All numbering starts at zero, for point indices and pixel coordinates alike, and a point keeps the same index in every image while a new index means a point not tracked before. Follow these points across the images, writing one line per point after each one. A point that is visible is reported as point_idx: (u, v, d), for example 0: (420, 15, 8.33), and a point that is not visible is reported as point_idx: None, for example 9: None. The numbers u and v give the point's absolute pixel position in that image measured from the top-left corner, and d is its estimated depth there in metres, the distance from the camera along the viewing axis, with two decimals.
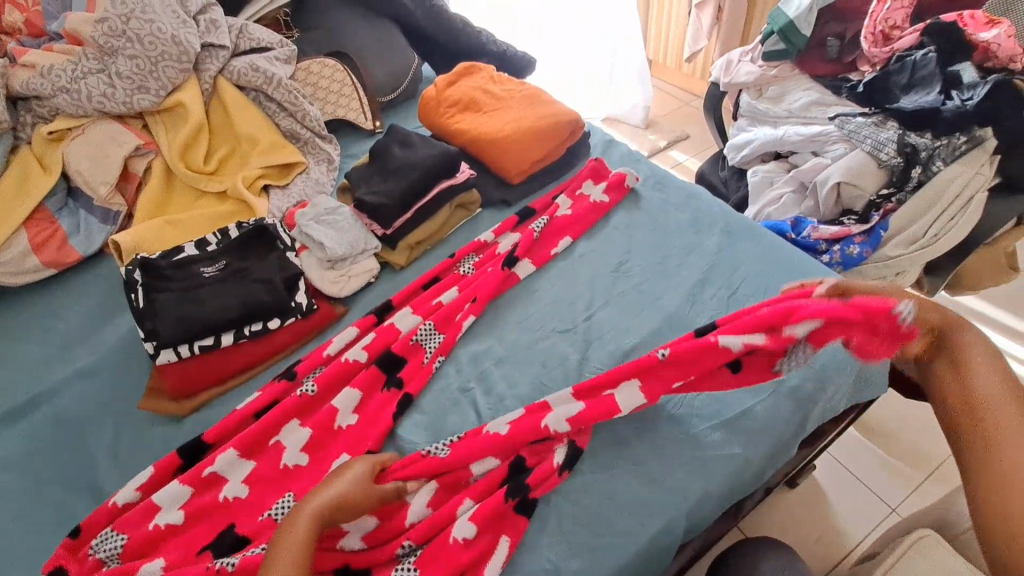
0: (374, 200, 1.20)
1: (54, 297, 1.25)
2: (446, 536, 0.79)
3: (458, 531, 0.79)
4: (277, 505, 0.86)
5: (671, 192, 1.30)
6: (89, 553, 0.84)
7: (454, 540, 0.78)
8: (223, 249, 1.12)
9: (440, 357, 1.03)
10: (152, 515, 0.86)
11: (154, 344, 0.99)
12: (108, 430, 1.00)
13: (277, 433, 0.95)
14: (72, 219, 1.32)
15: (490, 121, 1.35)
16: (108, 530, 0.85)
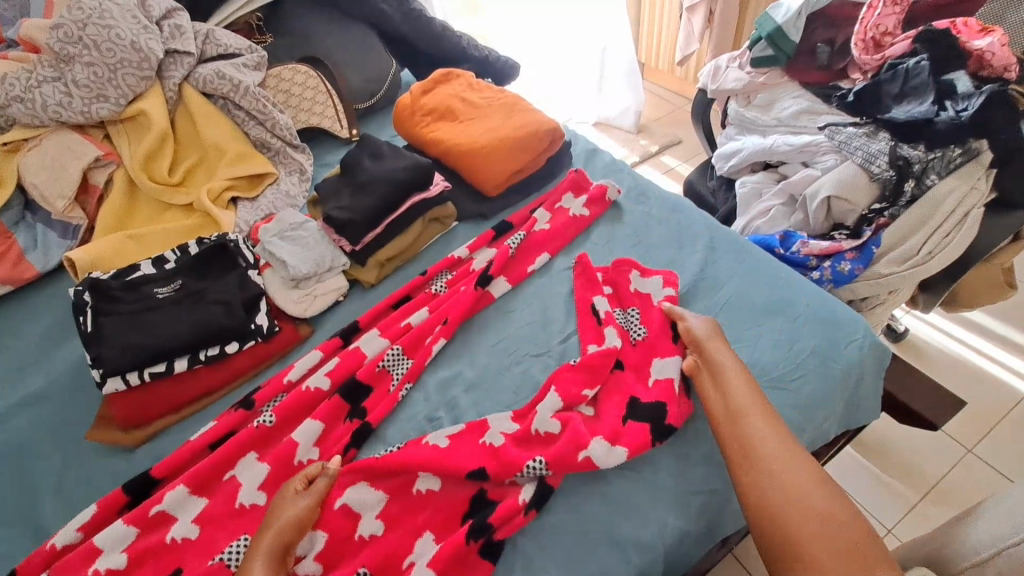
0: (339, 215, 1.13)
1: (7, 316, 1.19)
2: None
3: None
4: (229, 548, 0.80)
5: (654, 205, 1.25)
6: None
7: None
8: (180, 268, 1.06)
9: (408, 384, 0.97)
10: (93, 559, 0.80)
11: (101, 371, 0.93)
12: (52, 462, 0.94)
13: (232, 468, 0.89)
14: (29, 234, 1.27)
15: (467, 131, 1.29)
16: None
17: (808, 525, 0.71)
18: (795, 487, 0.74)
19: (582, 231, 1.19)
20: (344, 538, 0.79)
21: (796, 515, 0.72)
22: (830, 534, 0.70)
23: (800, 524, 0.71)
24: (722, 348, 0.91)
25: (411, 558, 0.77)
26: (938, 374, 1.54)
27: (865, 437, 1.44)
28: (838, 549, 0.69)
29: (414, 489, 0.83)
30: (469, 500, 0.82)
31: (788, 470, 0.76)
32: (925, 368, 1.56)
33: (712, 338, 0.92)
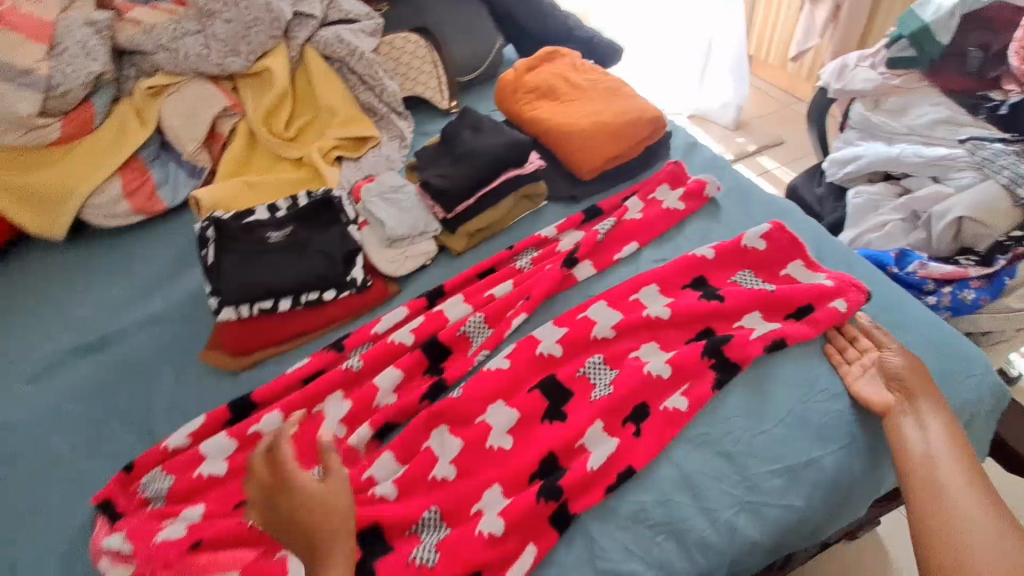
0: (439, 181, 1.17)
1: (140, 242, 1.35)
2: (472, 530, 0.77)
3: (485, 526, 0.77)
4: (311, 473, 0.87)
5: (756, 207, 1.19)
6: (138, 490, 0.88)
7: (480, 535, 0.76)
8: (291, 216, 1.14)
9: (485, 351, 1.00)
10: (198, 464, 0.89)
11: (218, 301, 1.03)
12: (169, 373, 1.06)
13: (320, 403, 0.96)
14: (162, 171, 1.41)
15: (568, 112, 1.28)
16: (158, 470, 0.89)
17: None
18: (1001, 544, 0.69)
19: (676, 225, 1.16)
20: (418, 477, 0.84)
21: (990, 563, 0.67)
22: None
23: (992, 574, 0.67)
24: (927, 386, 0.85)
25: (479, 507, 0.81)
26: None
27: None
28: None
29: (487, 444, 0.87)
30: (538, 461, 0.84)
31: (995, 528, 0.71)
32: None
33: (922, 378, 0.86)
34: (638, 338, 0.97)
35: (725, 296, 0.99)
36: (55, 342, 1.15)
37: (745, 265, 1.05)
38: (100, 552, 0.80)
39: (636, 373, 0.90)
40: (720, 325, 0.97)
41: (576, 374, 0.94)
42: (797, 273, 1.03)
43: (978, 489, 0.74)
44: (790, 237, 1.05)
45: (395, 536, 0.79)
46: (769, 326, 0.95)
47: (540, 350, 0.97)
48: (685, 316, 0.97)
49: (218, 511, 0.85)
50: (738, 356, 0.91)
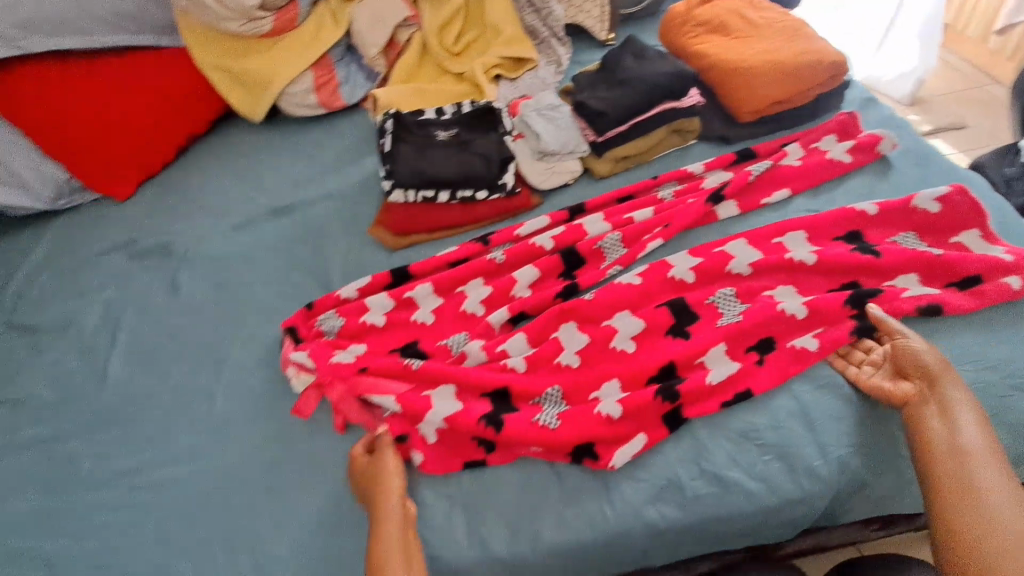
0: (598, 103, 1.21)
1: (321, 133, 1.55)
2: (592, 410, 0.86)
3: (605, 408, 0.86)
4: (453, 338, 1.00)
5: (933, 172, 1.10)
6: (315, 324, 1.07)
7: (598, 414, 0.85)
8: (457, 120, 1.25)
9: (618, 267, 1.05)
10: (363, 313, 1.06)
11: (390, 183, 1.19)
12: (341, 242, 1.24)
13: (464, 284, 1.08)
14: (345, 71, 1.58)
15: (738, 49, 1.25)
16: (331, 313, 1.07)
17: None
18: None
19: (837, 178, 1.11)
20: (545, 359, 0.94)
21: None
22: None
23: None
24: (947, 375, 0.80)
25: (597, 394, 0.90)
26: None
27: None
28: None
29: (611, 345, 0.94)
30: (657, 369, 0.90)
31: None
32: None
33: (942, 366, 0.80)
34: (777, 278, 0.97)
35: (880, 253, 0.96)
36: (255, 203, 1.39)
37: (908, 227, 1.00)
38: (289, 362, 1.00)
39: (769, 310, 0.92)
40: (867, 281, 0.95)
41: (705, 301, 0.96)
42: (968, 244, 0.96)
43: (1006, 484, 0.69)
44: (970, 204, 0.98)
45: (521, 401, 0.90)
46: (924, 290, 0.91)
47: (673, 274, 1.00)
48: (831, 266, 0.96)
49: (376, 352, 1.01)
50: (884, 313, 0.89)
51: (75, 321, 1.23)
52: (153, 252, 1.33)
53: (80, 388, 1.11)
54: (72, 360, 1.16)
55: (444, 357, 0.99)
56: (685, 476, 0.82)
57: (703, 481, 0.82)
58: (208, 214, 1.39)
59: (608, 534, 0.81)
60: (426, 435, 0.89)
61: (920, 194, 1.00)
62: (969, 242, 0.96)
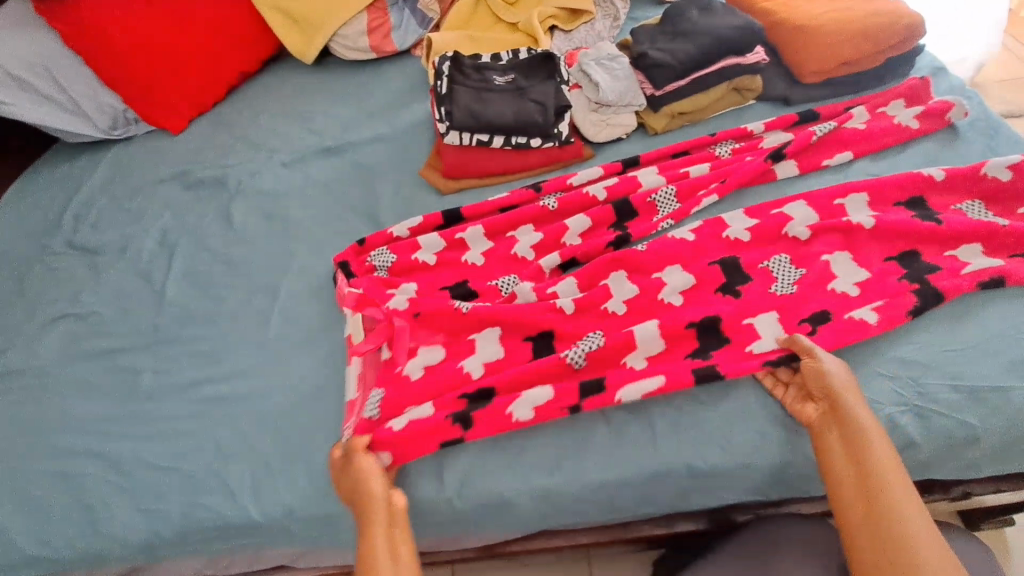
0: (659, 54, 1.18)
1: (371, 76, 1.55)
2: (622, 358, 0.88)
3: (630, 360, 0.88)
4: (503, 278, 1.01)
5: (1003, 142, 1.07)
6: (368, 259, 1.08)
7: (627, 367, 0.87)
8: (514, 66, 1.24)
9: (671, 221, 1.04)
10: (415, 250, 1.07)
11: (446, 125, 1.17)
12: (389, 184, 1.26)
13: (515, 230, 1.09)
14: (398, 15, 1.56)
15: (808, 6, 1.21)
16: (383, 249, 1.08)
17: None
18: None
19: (902, 144, 1.08)
20: (588, 305, 0.94)
21: None
22: None
23: None
24: (851, 391, 0.78)
25: (630, 335, 0.89)
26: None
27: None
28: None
29: (658, 296, 0.94)
30: (697, 320, 0.89)
31: (924, 547, 0.66)
32: None
33: (848, 384, 0.78)
34: (837, 239, 0.95)
35: (942, 222, 0.93)
36: (305, 142, 1.41)
37: (972, 197, 0.97)
38: (342, 295, 1.02)
39: (825, 273, 0.91)
40: (928, 250, 0.92)
41: (758, 264, 0.94)
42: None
43: (915, 510, 0.69)
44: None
45: (560, 345, 0.92)
46: (988, 262, 0.89)
47: (727, 233, 0.98)
48: (889, 233, 0.93)
49: (426, 290, 1.03)
50: (946, 287, 0.86)
51: (131, 245, 1.26)
52: (206, 184, 1.36)
53: (138, 306, 1.15)
54: (129, 280, 1.20)
55: (493, 296, 1.00)
56: (730, 424, 0.82)
57: (748, 430, 0.82)
58: (258, 149, 1.41)
59: (648, 472, 0.82)
60: (393, 423, 0.84)
61: (991, 163, 0.97)
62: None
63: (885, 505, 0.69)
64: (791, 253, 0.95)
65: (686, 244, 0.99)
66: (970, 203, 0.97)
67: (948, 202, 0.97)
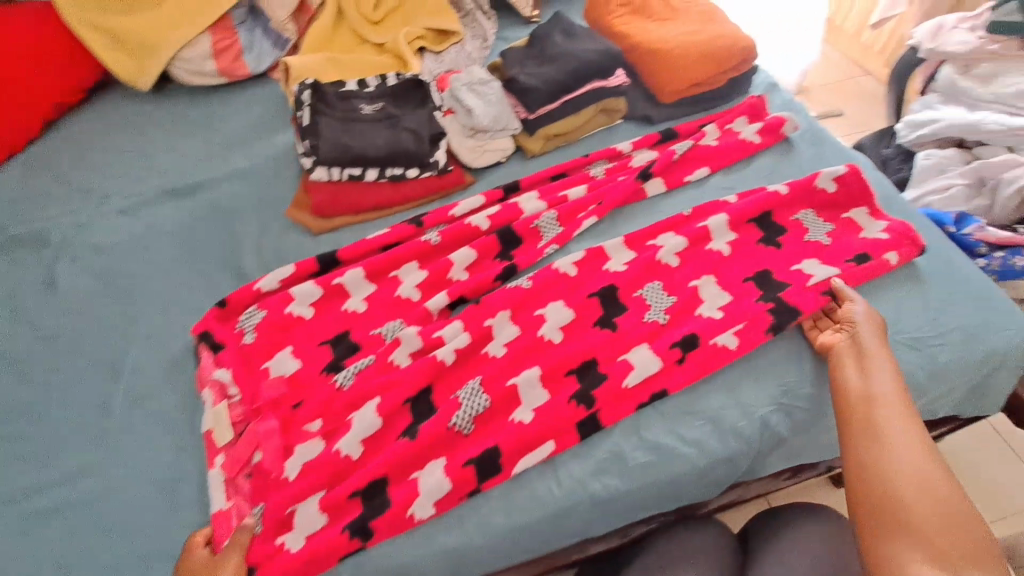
0: (528, 80, 1.20)
1: (224, 103, 1.40)
2: (509, 414, 0.86)
3: (517, 414, 0.85)
4: (386, 325, 0.95)
5: (827, 151, 1.22)
6: (236, 324, 0.97)
7: (513, 422, 0.84)
8: (383, 93, 1.19)
9: (555, 245, 1.05)
10: (287, 303, 0.98)
11: (311, 160, 1.11)
12: (253, 228, 1.14)
13: (398, 268, 1.03)
14: (248, 35, 1.42)
15: (659, 30, 1.29)
16: (252, 310, 0.98)
17: (923, 506, 0.66)
18: (916, 474, 0.69)
19: (750, 157, 1.19)
20: (475, 348, 0.92)
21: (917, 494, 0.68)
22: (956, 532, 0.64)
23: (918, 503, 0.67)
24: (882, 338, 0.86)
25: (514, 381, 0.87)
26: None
27: (975, 427, 1.34)
28: (954, 543, 0.63)
29: (539, 334, 0.93)
30: (582, 359, 0.90)
31: (914, 449, 0.72)
32: None
33: (875, 329, 0.87)
34: (707, 255, 1.02)
35: (783, 244, 1.04)
36: (147, 183, 1.23)
37: (808, 204, 1.08)
38: (206, 381, 0.91)
39: (693, 298, 0.97)
40: (777, 268, 1.00)
41: (633, 293, 0.98)
42: (858, 219, 1.07)
43: (916, 427, 0.74)
44: (859, 182, 1.08)
45: (442, 399, 0.88)
46: (827, 272, 0.97)
47: (609, 266, 1.02)
48: (741, 256, 1.02)
49: (303, 348, 0.94)
50: (800, 302, 0.92)
51: None
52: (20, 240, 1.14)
53: None
54: None
55: (377, 346, 0.94)
56: (627, 447, 0.84)
57: (643, 451, 0.84)
58: (85, 195, 1.20)
59: (554, 511, 0.81)
60: (289, 544, 0.77)
61: (822, 175, 1.08)
62: (859, 217, 1.06)
63: (884, 413, 0.76)
64: (664, 279, 1.00)
65: (569, 279, 1.00)
66: (811, 215, 1.07)
67: (794, 215, 1.07)
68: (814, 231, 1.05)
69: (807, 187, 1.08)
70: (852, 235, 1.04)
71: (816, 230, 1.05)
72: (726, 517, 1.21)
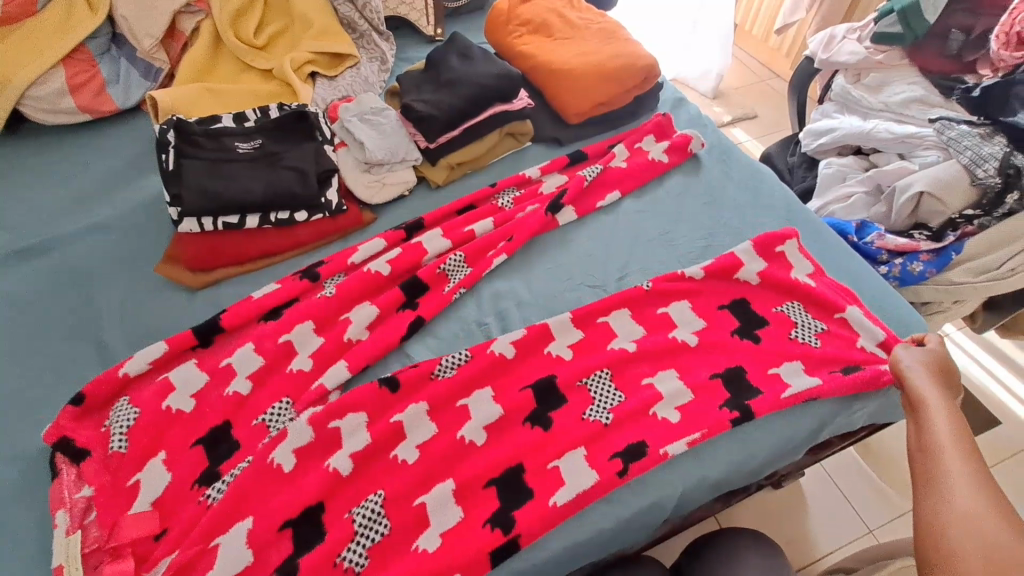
0: (423, 108, 1.12)
1: (87, 144, 1.24)
2: (411, 542, 0.74)
3: (422, 541, 0.73)
4: (272, 411, 0.85)
5: (735, 166, 1.22)
6: (103, 424, 0.84)
7: (416, 552, 0.73)
8: (261, 128, 1.08)
9: (463, 288, 0.97)
10: (166, 395, 0.86)
11: (177, 211, 0.98)
12: (123, 290, 1.02)
13: (288, 332, 0.92)
14: (112, 67, 1.28)
15: (560, 50, 1.25)
16: (122, 403, 0.85)
17: (973, 554, 0.58)
18: (967, 511, 0.62)
19: (660, 180, 1.17)
20: (379, 448, 0.80)
21: (966, 533, 0.60)
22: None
23: (964, 543, 0.59)
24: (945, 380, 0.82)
25: (423, 499, 0.76)
26: (977, 386, 1.42)
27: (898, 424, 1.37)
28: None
29: (459, 436, 0.81)
30: (506, 465, 0.78)
31: (973, 491, 0.64)
32: (977, 392, 1.41)
33: (930, 377, 0.81)
34: (664, 341, 0.91)
35: (761, 338, 0.95)
36: None
37: (794, 297, 1.00)
38: (64, 502, 0.76)
39: (651, 398, 0.84)
40: (752, 369, 0.90)
41: (576, 383, 0.86)
42: (854, 320, 0.96)
43: (981, 473, 0.66)
44: (833, 285, 1.02)
45: (333, 519, 0.75)
46: (807, 381, 0.89)
47: (551, 350, 0.91)
48: (705, 347, 0.92)
49: (176, 450, 0.82)
50: (760, 405, 0.85)
51: None
52: None
53: None
54: None
55: (259, 440, 0.83)
56: None
57: None
58: None
59: None
60: None
61: (795, 268, 1.03)
62: (855, 317, 0.96)
63: (939, 457, 0.69)
64: (615, 368, 0.88)
65: (506, 363, 0.89)
66: (795, 309, 0.99)
67: (779, 310, 0.98)
68: (801, 328, 0.96)
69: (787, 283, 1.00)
70: (842, 339, 0.95)
71: (805, 330, 0.96)
72: (658, 551, 1.17)
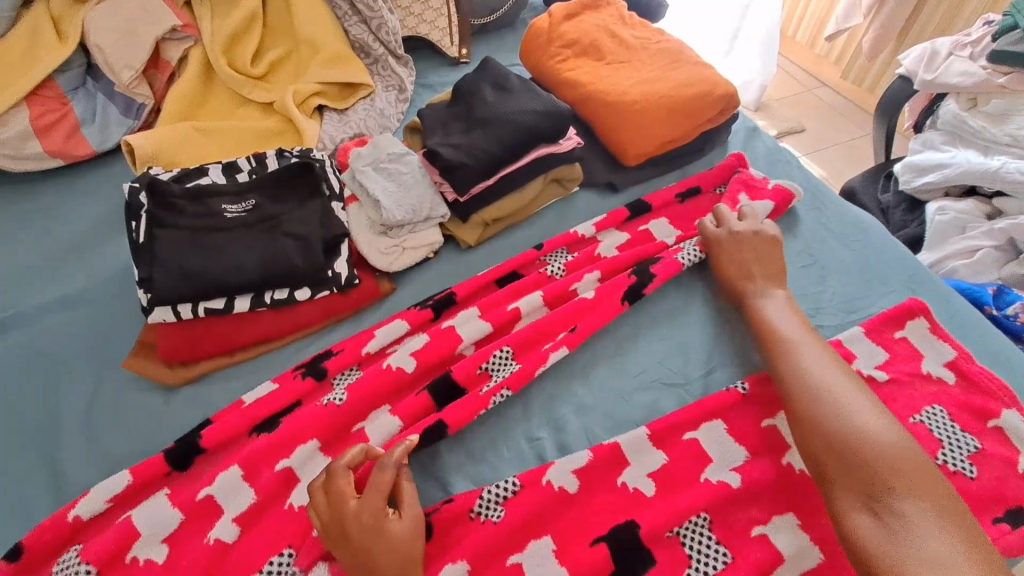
0: (451, 152, 0.91)
1: (55, 193, 1.05)
2: None
3: None
4: (266, 568, 0.65)
5: (832, 216, 1.00)
6: None
7: None
8: (255, 184, 0.88)
9: (506, 391, 0.75)
10: (128, 545, 0.66)
11: (148, 296, 0.78)
12: (84, 385, 0.81)
13: (287, 455, 0.72)
14: (87, 104, 1.09)
15: (614, 77, 1.04)
16: (71, 554, 0.65)
17: (835, 442, 0.63)
18: (826, 397, 0.67)
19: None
20: None
21: (827, 420, 0.65)
22: (859, 454, 0.62)
23: (828, 432, 0.64)
24: (758, 264, 0.84)
25: None
26: None
27: None
28: (877, 471, 0.60)
29: None
30: None
31: (828, 374, 0.69)
32: None
33: (758, 257, 0.85)
34: (775, 470, 0.68)
35: None
36: None
37: (934, 397, 0.75)
38: None
39: (767, 561, 0.63)
40: None
41: (665, 535, 0.65)
42: (1014, 428, 0.72)
43: (823, 352, 0.73)
44: (987, 374, 0.77)
45: None
46: None
47: (624, 481, 0.69)
48: None
49: None
50: None
51: None
52: None
53: None
54: None
55: None
56: None
57: None
58: None
59: None
60: None
61: (925, 357, 0.79)
62: (1015, 427, 0.72)
63: (793, 348, 0.73)
64: (715, 511, 0.66)
65: (566, 500, 0.68)
66: (771, 240, 0.87)
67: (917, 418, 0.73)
68: (952, 447, 0.71)
69: (912, 380, 0.77)
70: (1006, 462, 0.70)
71: (953, 451, 0.71)
72: None
